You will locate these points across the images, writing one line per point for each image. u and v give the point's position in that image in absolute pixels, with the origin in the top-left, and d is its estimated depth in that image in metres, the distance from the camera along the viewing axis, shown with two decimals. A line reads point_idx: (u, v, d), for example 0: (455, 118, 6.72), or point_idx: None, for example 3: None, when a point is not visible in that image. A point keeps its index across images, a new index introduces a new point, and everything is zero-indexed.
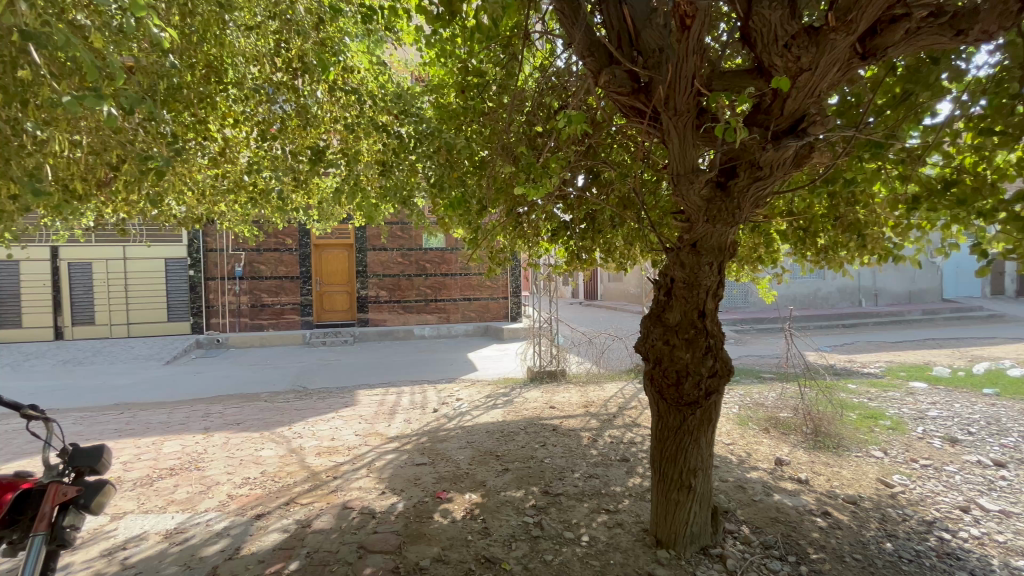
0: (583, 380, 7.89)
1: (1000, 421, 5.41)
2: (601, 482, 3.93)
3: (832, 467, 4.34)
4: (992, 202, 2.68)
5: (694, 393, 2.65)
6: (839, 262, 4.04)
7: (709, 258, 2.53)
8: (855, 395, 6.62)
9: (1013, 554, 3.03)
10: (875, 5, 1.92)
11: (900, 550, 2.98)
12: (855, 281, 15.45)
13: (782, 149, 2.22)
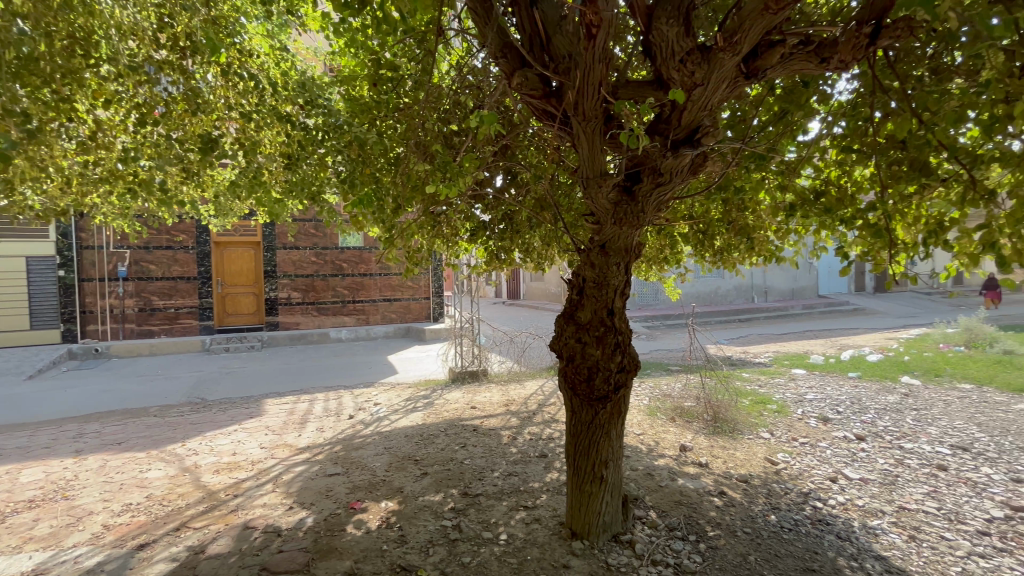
0: (505, 379, 7.96)
1: (861, 401, 6.26)
2: (520, 479, 3.99)
3: (728, 449, 4.76)
4: (851, 211, 3.08)
5: (604, 388, 2.76)
6: (732, 262, 4.44)
7: (617, 258, 2.66)
8: (748, 383, 7.31)
9: (869, 515, 3.51)
10: (756, 29, 2.11)
11: (782, 521, 3.32)
12: (748, 280, 17.12)
13: (679, 157, 2.38)
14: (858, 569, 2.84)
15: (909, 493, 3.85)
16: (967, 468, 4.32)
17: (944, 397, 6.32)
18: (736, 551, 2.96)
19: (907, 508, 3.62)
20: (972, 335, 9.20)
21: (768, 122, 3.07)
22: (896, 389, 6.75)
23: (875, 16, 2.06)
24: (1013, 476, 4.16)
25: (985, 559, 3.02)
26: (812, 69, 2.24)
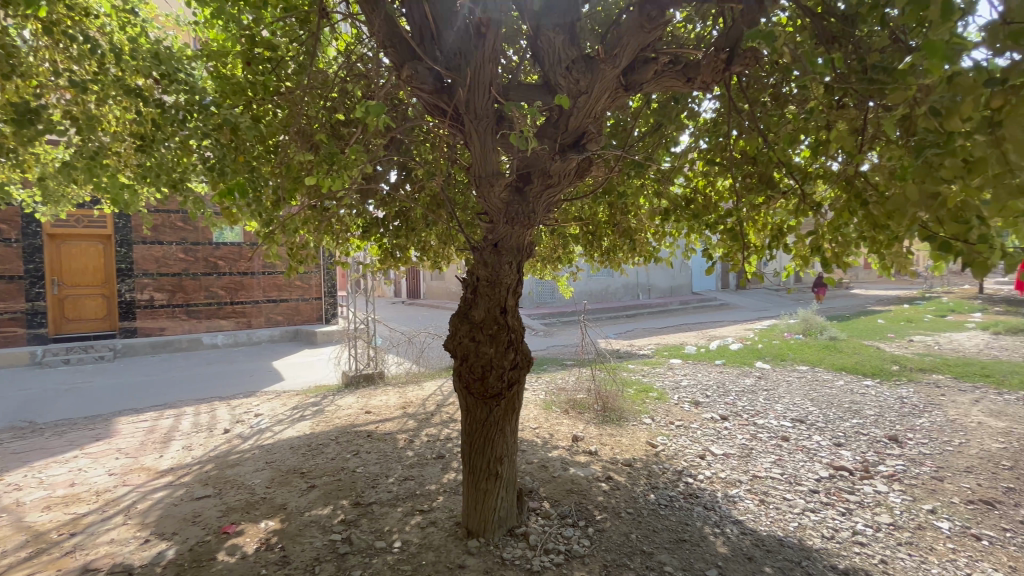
0: (402, 381, 7.73)
1: (725, 385, 7.10)
2: (416, 483, 3.89)
3: (615, 436, 5.10)
4: (714, 216, 3.47)
5: (498, 385, 2.79)
6: (617, 262, 4.77)
7: (509, 258, 2.70)
8: (634, 373, 7.93)
9: (730, 486, 3.98)
10: (632, 45, 2.27)
11: (659, 499, 3.63)
12: (634, 279, 18.58)
13: (567, 161, 2.49)
14: (720, 534, 3.21)
15: (761, 463, 4.45)
16: (803, 437, 5.10)
17: (787, 378, 7.42)
18: (619, 531, 3.17)
19: (759, 476, 4.18)
20: (807, 325, 10.93)
21: (646, 132, 3.34)
22: (752, 373, 7.78)
23: (730, 44, 2.32)
24: (835, 440, 5.01)
25: (814, 513, 3.59)
26: (681, 87, 2.47)
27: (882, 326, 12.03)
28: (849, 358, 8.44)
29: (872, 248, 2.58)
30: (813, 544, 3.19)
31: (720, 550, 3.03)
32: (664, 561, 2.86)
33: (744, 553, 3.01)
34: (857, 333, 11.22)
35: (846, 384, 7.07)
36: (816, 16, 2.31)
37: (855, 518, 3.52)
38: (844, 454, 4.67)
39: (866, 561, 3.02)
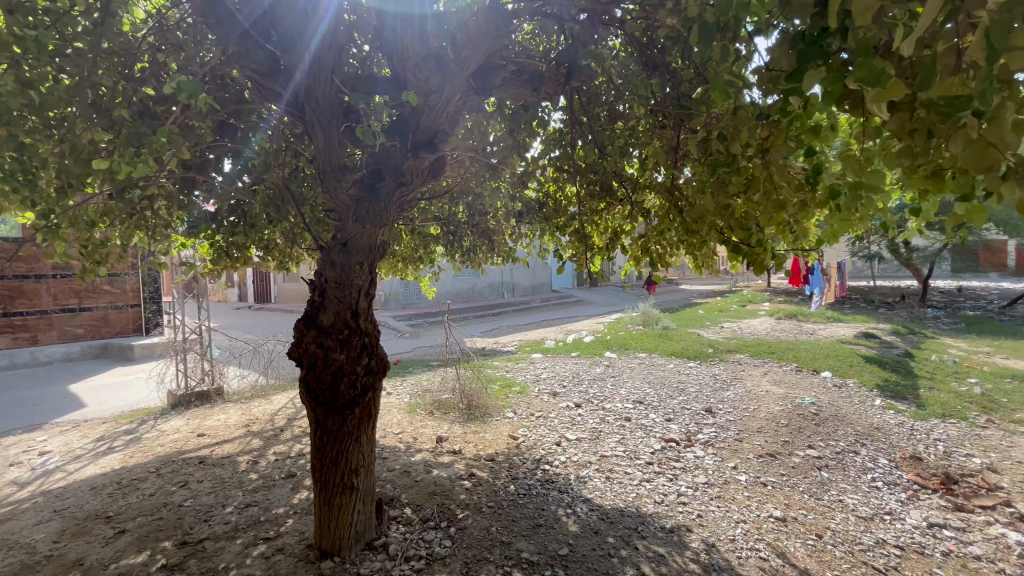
0: (245, 396, 6.87)
1: (579, 375, 7.72)
2: (259, 509, 3.48)
3: (479, 433, 5.20)
4: (562, 219, 3.75)
5: (350, 393, 2.64)
6: (478, 262, 4.86)
7: (359, 258, 2.58)
8: (498, 370, 8.19)
9: (581, 468, 4.34)
10: (481, 50, 2.35)
11: (518, 489, 3.80)
12: (500, 278, 19.22)
13: (420, 159, 2.47)
14: (572, 514, 3.47)
15: (608, 443, 4.92)
16: (642, 416, 5.78)
17: (630, 365, 8.36)
18: (480, 525, 3.23)
19: (606, 455, 4.62)
20: (646, 317, 12.44)
21: (498, 136, 3.46)
22: (602, 362, 8.59)
23: (569, 59, 2.52)
24: (666, 416, 5.77)
25: (649, 482, 4.09)
26: (527, 95, 2.62)
27: (702, 316, 14.25)
28: (678, 344, 9.82)
29: (688, 249, 3.01)
30: (647, 509, 3.63)
31: (571, 529, 3.27)
32: (522, 548, 2.99)
33: (592, 528, 3.30)
34: (683, 323, 13.11)
35: (675, 367, 8.22)
36: (640, 45, 2.62)
37: (679, 482, 4.09)
38: (672, 427, 5.42)
39: (687, 517, 3.53)
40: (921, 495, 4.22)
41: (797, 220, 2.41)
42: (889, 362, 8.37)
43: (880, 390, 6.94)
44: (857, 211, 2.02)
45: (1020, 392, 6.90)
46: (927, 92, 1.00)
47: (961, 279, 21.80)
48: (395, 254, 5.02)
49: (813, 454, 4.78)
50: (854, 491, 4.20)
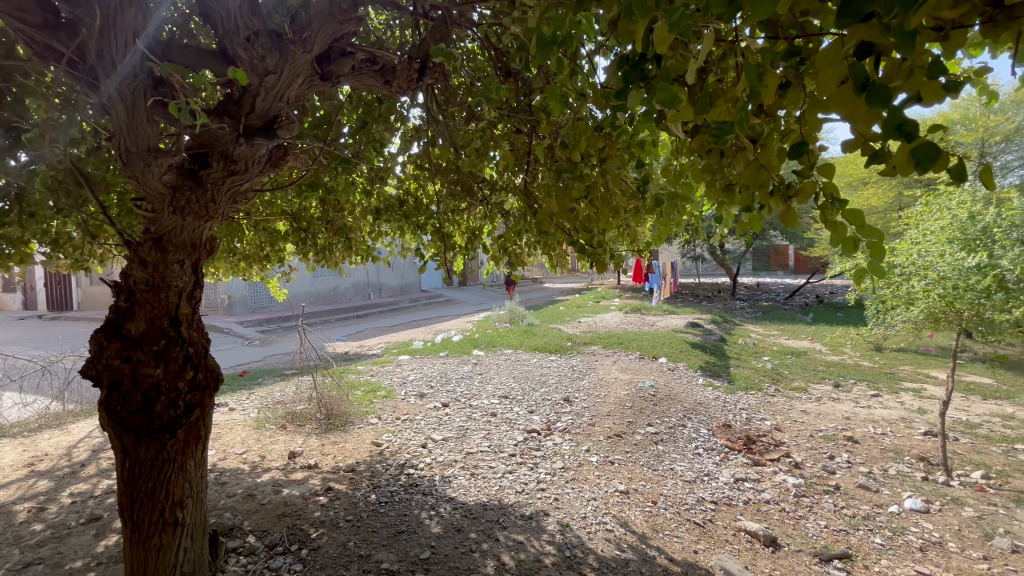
0: (29, 429, 5.46)
1: (447, 374, 7.70)
2: (46, 567, 2.80)
3: (339, 443, 4.88)
4: (423, 218, 3.75)
5: (169, 414, 2.27)
6: (334, 261, 4.55)
7: (178, 255, 2.24)
8: (361, 375, 7.78)
9: (446, 467, 4.33)
10: (324, 33, 2.12)
11: (379, 497, 3.65)
12: (365, 278, 18.32)
13: (254, 146, 2.21)
14: (435, 515, 3.44)
15: (473, 440, 4.99)
16: (507, 411, 5.98)
17: (497, 362, 8.59)
18: (336, 542, 3.03)
19: (471, 452, 4.68)
20: (512, 314, 12.94)
21: (351, 128, 3.29)
22: (470, 361, 8.69)
23: (422, 55, 2.44)
24: (529, 408, 6.06)
25: (511, 473, 4.25)
26: (379, 87, 2.53)
27: (562, 312, 15.28)
28: (540, 340, 10.38)
29: (544, 249, 3.19)
30: (509, 500, 3.76)
31: (433, 530, 3.24)
32: (382, 559, 2.88)
33: (454, 526, 3.31)
34: (546, 319, 13.90)
35: (539, 361, 8.68)
36: (494, 51, 2.70)
37: (539, 470, 4.32)
38: (534, 418, 5.70)
39: (545, 502, 3.75)
40: (730, 456, 5.07)
41: (632, 224, 2.72)
42: (709, 347, 9.91)
43: (702, 370, 8.17)
44: (675, 218, 2.35)
45: (796, 365, 8.70)
46: (707, 117, 1.20)
47: (758, 276, 26.76)
48: (235, 252, 4.44)
49: (651, 431, 5.44)
50: (682, 459, 4.88)
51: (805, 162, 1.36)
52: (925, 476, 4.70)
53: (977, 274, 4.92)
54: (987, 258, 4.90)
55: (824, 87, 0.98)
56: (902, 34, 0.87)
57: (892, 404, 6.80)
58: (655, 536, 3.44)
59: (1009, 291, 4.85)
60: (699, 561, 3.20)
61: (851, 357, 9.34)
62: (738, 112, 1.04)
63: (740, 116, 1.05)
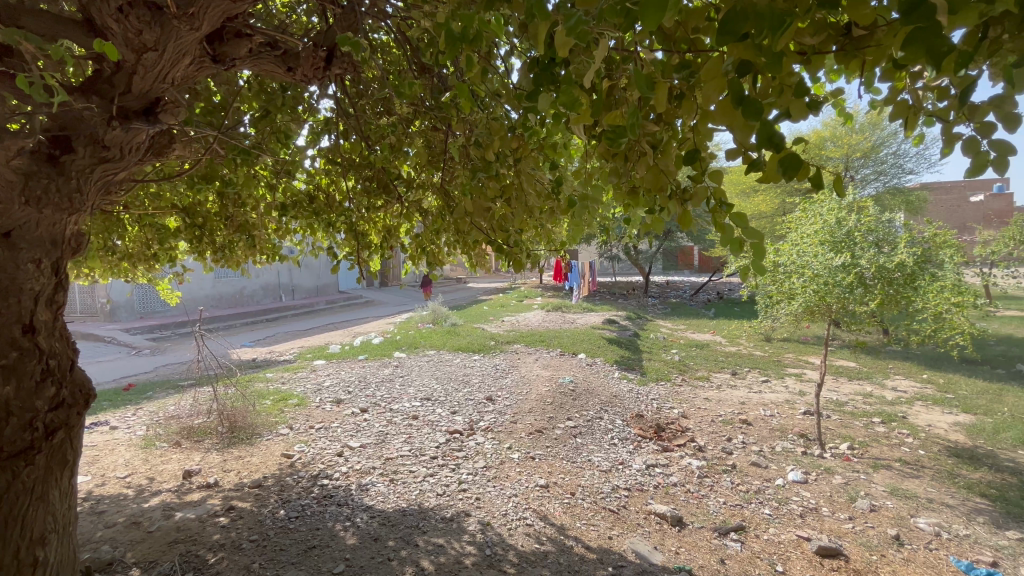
0: None
1: (365, 378, 7.40)
2: None
3: (244, 458, 4.50)
4: (334, 215, 3.55)
5: (23, 438, 1.97)
6: (235, 261, 4.18)
7: (32, 253, 1.94)
8: (270, 383, 7.25)
9: (364, 475, 4.16)
10: (215, 11, 1.91)
11: (289, 512, 3.42)
12: (276, 279, 17.10)
13: (130, 132, 1.99)
14: (350, 526, 3.29)
15: (393, 445, 4.85)
16: (429, 413, 5.88)
17: (419, 363, 8.41)
18: (238, 566, 2.80)
19: (390, 457, 4.54)
20: (435, 315, 12.74)
21: (252, 116, 3.04)
22: (390, 363, 8.42)
23: (328, 44, 2.38)
24: (451, 409, 6.01)
25: (432, 476, 4.18)
26: (281, 74, 2.41)
27: (486, 312, 15.31)
28: (464, 340, 10.33)
29: (463, 248, 3.18)
30: (429, 503, 3.69)
31: (349, 542, 3.10)
32: None
33: (371, 536, 3.19)
34: (469, 319, 13.87)
35: (462, 361, 8.63)
36: (407, 45, 2.64)
37: (460, 471, 4.29)
38: (457, 419, 5.66)
39: (466, 503, 3.73)
40: (643, 444, 5.39)
41: (547, 224, 2.79)
42: (624, 342, 10.44)
43: (618, 365, 8.60)
44: (587, 219, 2.45)
45: (700, 357, 9.44)
46: (604, 120, 1.25)
47: (668, 274, 28.70)
48: (113, 250, 3.93)
49: (570, 425, 5.62)
50: (599, 449, 5.11)
51: (697, 168, 1.47)
52: (804, 450, 5.31)
53: (843, 272, 5.65)
54: (850, 258, 5.64)
55: (709, 98, 1.07)
56: (771, 56, 0.98)
57: (779, 388, 7.61)
58: (572, 526, 3.55)
59: (867, 286, 5.62)
60: (613, 546, 3.35)
61: (745, 347, 10.32)
62: (631, 117, 1.10)
63: (633, 120, 1.11)
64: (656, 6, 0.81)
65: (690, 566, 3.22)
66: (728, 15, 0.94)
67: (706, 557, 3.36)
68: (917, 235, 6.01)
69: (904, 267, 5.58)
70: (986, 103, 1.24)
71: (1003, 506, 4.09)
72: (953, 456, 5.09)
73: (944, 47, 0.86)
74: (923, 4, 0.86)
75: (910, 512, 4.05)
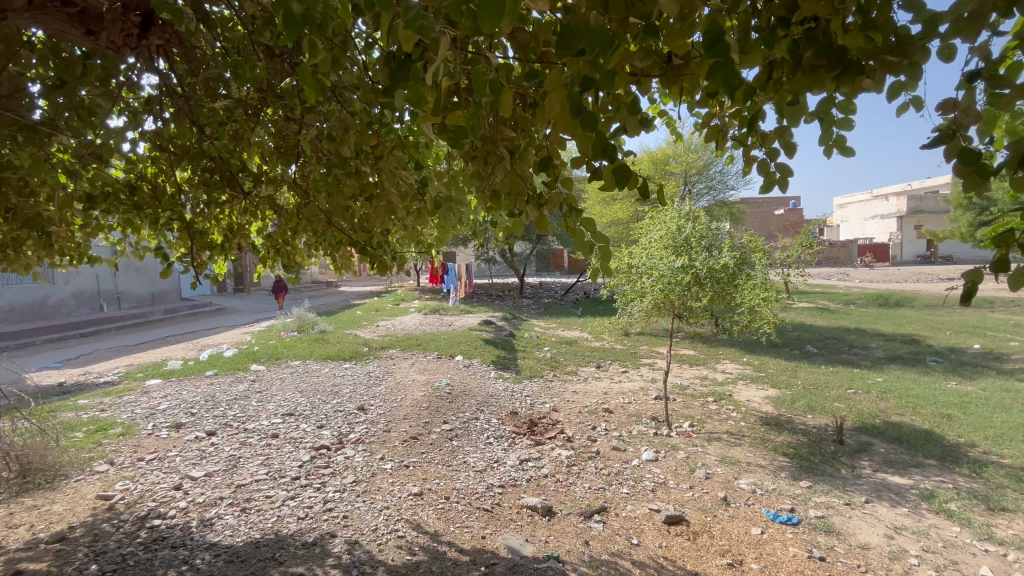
0: None
1: (214, 396, 6.48)
2: None
3: (41, 508, 3.64)
4: (165, 211, 3.02)
5: None
6: (23, 263, 3.34)
7: None
8: (84, 411, 5.98)
9: (208, 509, 3.64)
10: None
11: (104, 566, 2.86)
12: (93, 286, 14.18)
13: None
14: (187, 571, 2.85)
15: (246, 469, 4.32)
16: (291, 429, 5.36)
17: (280, 375, 7.63)
18: None
19: (243, 484, 4.03)
20: (300, 322, 11.71)
21: (42, 85, 2.46)
22: (246, 378, 7.52)
23: (144, 8, 2.14)
24: (317, 424, 5.56)
25: (293, 499, 3.81)
26: (79, 36, 2.17)
27: (359, 317, 14.51)
28: (333, 347, 9.65)
29: (327, 249, 3.03)
30: (288, 530, 3.36)
31: None
32: None
33: None
34: (340, 325, 13.02)
35: (330, 371, 8.04)
36: (250, 25, 2.36)
37: (326, 489, 3.98)
38: (324, 433, 5.25)
39: (332, 523, 3.48)
40: (517, 441, 5.55)
41: (414, 224, 2.75)
42: (501, 342, 10.69)
43: (495, 365, 8.78)
44: (453, 221, 2.46)
45: (569, 353, 10.07)
46: (447, 120, 1.25)
47: (541, 276, 30.19)
48: None
49: (446, 428, 5.57)
50: (474, 450, 5.15)
51: (551, 175, 1.55)
52: (655, 431, 5.95)
53: (682, 272, 6.47)
54: (687, 261, 6.47)
55: (552, 107, 1.11)
56: (605, 74, 1.06)
57: (635, 377, 8.44)
58: (446, 531, 3.52)
59: (701, 284, 6.50)
60: (486, 545, 3.39)
61: (608, 342, 11.26)
62: (470, 118, 1.10)
63: (473, 121, 1.11)
64: (491, 10, 0.81)
65: (558, 553, 3.39)
66: (563, 30, 0.99)
67: (572, 542, 3.57)
68: (737, 241, 7.11)
69: (728, 268, 6.55)
70: (772, 132, 1.57)
71: (798, 461, 5.02)
72: (765, 424, 6.13)
73: (737, 79, 1.01)
74: (722, 40, 1.00)
75: (734, 476, 4.76)
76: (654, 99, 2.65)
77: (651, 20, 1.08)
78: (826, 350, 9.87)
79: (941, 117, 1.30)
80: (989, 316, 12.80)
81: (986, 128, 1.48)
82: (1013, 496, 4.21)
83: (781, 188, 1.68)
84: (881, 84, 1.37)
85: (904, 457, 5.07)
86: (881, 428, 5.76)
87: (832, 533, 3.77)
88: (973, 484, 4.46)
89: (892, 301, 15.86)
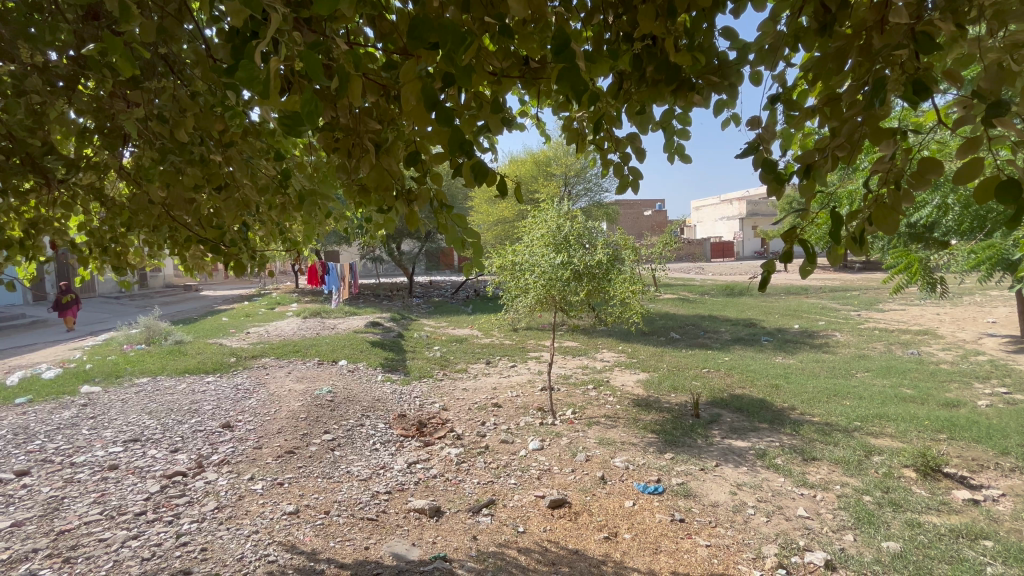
0: None
1: (25, 428, 5.31)
2: None
3: None
4: None
5: None
6: None
7: None
8: None
9: (15, 566, 2.99)
10: None
11: None
12: None
13: None
14: None
15: (73, 511, 3.62)
16: (135, 458, 4.60)
17: (121, 396, 6.48)
18: None
19: (66, 530, 3.37)
20: (149, 333, 10.10)
21: None
22: (74, 402, 6.26)
23: None
24: (171, 448, 4.85)
25: (136, 539, 3.28)
26: None
27: (223, 323, 12.92)
28: (191, 360, 8.49)
29: (171, 248, 2.66)
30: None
31: None
32: None
33: None
34: (200, 334, 11.47)
35: (188, 386, 7.07)
36: None
37: (179, 522, 3.49)
38: (179, 459, 4.60)
39: (186, 559, 3.08)
40: (405, 444, 5.40)
41: (277, 220, 2.53)
42: (388, 344, 10.28)
43: (382, 367, 8.44)
44: (320, 216, 2.30)
45: (459, 351, 10.07)
46: (281, 105, 1.16)
47: (431, 275, 29.81)
48: None
49: (327, 438, 5.21)
50: (358, 459, 4.89)
51: (420, 171, 1.51)
52: (541, 421, 6.21)
53: (562, 269, 6.85)
54: (566, 257, 6.84)
55: (406, 100, 1.10)
56: (457, 71, 1.06)
57: (523, 371, 8.72)
58: (325, 548, 3.30)
59: (579, 280, 6.94)
60: (369, 556, 3.25)
61: (497, 338, 11.46)
62: (305, 104, 1.03)
63: (309, 108, 1.04)
64: None
65: (445, 552, 3.38)
66: (413, 21, 0.98)
67: (460, 539, 3.58)
68: (612, 239, 7.56)
69: (602, 264, 7.01)
70: (625, 138, 1.72)
71: (663, 436, 5.60)
72: (636, 405, 6.74)
73: (582, 84, 1.08)
74: (568, 47, 1.04)
75: (610, 456, 5.16)
76: (523, 101, 2.76)
77: (507, 22, 1.11)
78: (686, 336, 11.16)
79: (752, 133, 1.53)
80: (803, 300, 15.53)
81: (784, 144, 1.78)
82: (821, 447, 5.15)
83: (633, 189, 1.85)
84: (708, 101, 1.57)
85: (745, 424, 5.91)
86: (728, 400, 6.67)
87: (689, 496, 4.27)
88: (793, 441, 5.37)
89: (736, 290, 18.45)
